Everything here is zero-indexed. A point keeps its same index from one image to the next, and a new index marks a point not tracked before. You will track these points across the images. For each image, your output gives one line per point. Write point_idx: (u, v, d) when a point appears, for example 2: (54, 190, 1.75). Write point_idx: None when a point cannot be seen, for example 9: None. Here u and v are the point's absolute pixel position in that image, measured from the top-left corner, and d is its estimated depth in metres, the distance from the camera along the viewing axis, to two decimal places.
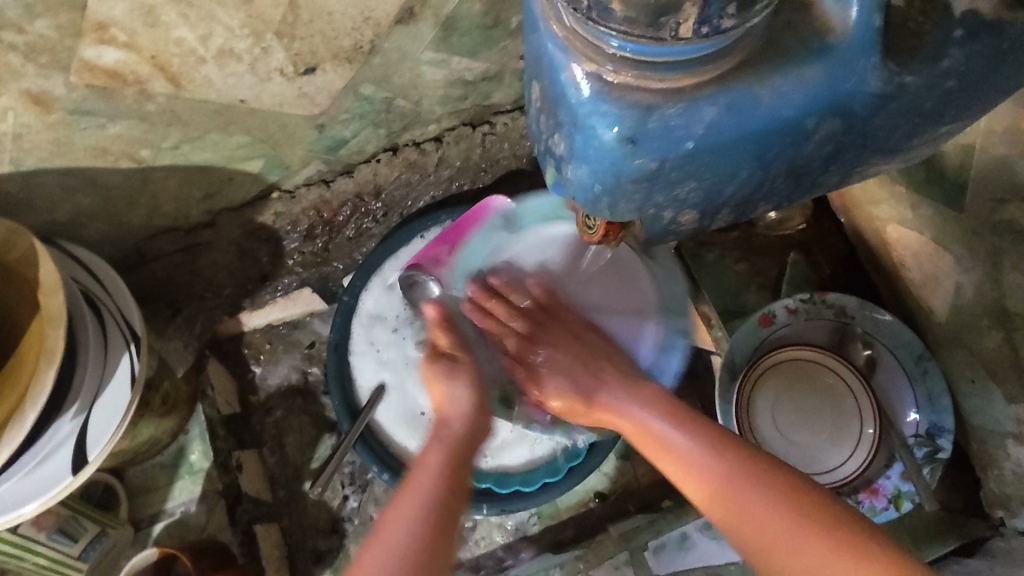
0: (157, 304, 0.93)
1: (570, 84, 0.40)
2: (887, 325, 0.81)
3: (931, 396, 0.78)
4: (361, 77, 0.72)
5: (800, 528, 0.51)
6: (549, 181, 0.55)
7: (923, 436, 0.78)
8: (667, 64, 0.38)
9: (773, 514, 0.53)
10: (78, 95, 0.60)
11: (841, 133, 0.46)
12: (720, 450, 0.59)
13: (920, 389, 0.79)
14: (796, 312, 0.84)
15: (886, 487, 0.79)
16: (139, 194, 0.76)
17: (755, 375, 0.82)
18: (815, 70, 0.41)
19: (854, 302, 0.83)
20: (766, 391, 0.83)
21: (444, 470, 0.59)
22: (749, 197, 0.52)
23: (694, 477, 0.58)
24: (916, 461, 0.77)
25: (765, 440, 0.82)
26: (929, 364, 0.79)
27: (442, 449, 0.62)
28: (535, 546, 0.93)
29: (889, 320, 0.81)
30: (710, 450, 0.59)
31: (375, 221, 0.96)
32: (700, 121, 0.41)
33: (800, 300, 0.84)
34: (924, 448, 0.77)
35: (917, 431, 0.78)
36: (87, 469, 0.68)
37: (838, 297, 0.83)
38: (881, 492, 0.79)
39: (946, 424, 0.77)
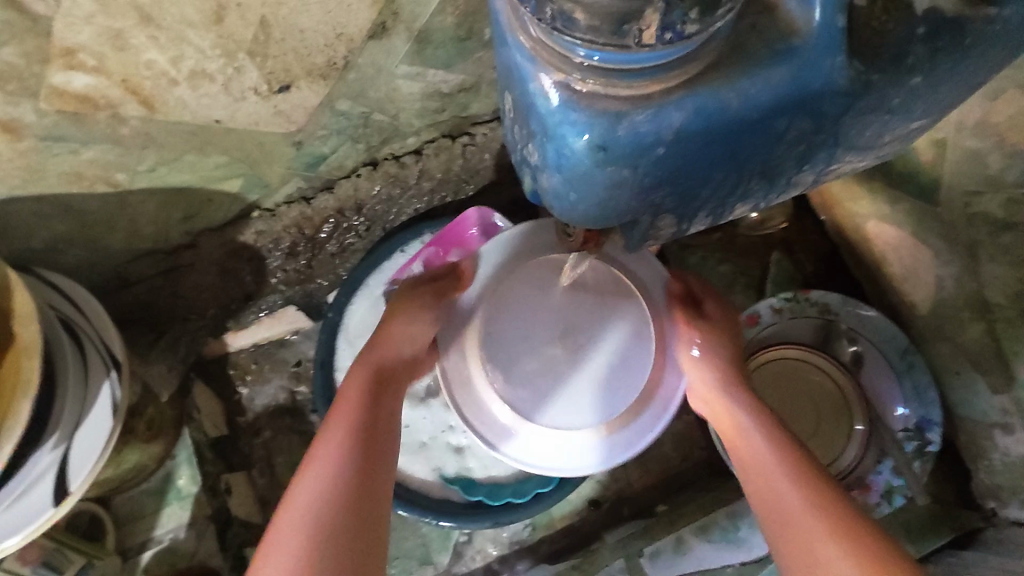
0: (140, 328, 0.92)
1: (538, 95, 0.40)
2: (870, 321, 0.82)
3: (917, 389, 0.78)
4: (336, 93, 0.72)
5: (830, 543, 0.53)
6: (526, 190, 0.55)
7: (913, 430, 0.78)
8: (633, 71, 0.38)
9: (822, 529, 0.54)
10: (48, 121, 0.60)
11: (812, 134, 0.46)
12: (789, 456, 0.62)
13: (907, 382, 0.79)
14: (780, 311, 0.84)
15: (880, 483, 0.79)
16: (117, 219, 0.76)
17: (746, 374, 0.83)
18: (781, 71, 0.41)
19: (837, 298, 0.83)
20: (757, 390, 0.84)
21: (350, 439, 0.60)
22: (724, 200, 0.53)
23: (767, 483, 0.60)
24: (907, 455, 0.78)
25: None
26: (914, 357, 0.79)
27: (347, 418, 0.63)
28: (531, 557, 0.92)
29: (874, 315, 0.81)
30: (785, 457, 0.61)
31: (358, 236, 0.97)
32: (669, 127, 0.41)
33: (783, 299, 0.84)
34: (914, 442, 0.78)
35: (907, 425, 0.78)
36: (69, 501, 0.67)
37: (820, 295, 0.83)
38: (875, 488, 0.79)
39: (935, 416, 0.77)
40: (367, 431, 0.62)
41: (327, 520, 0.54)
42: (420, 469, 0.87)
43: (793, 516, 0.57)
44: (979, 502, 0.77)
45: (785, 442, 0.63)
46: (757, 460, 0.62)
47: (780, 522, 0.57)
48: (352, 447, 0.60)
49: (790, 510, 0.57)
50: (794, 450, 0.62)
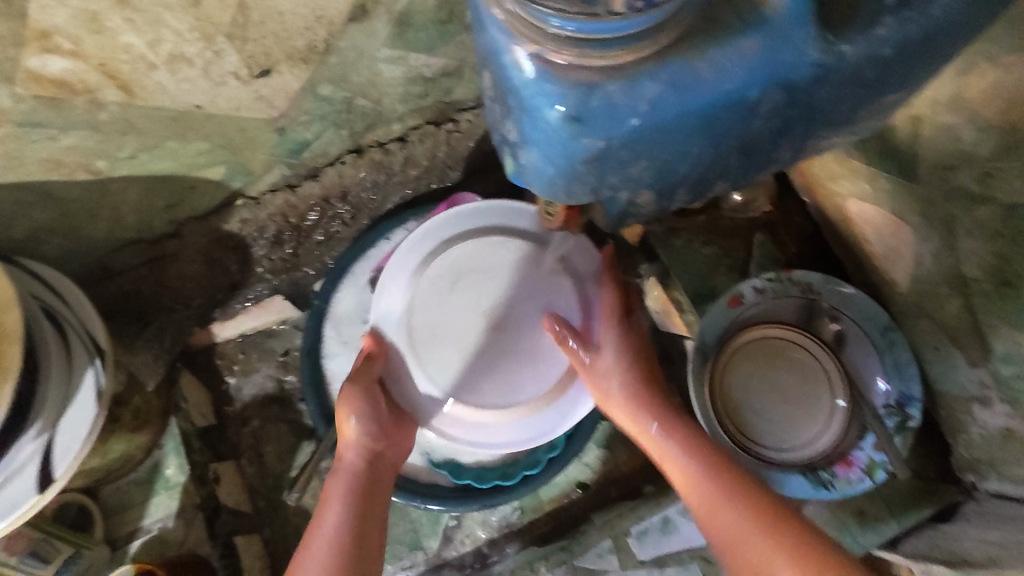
0: (125, 318, 0.90)
1: (513, 67, 0.40)
2: (853, 298, 0.83)
3: (898, 366, 0.80)
4: (318, 78, 0.72)
5: (760, 537, 0.63)
6: (508, 170, 0.56)
7: (894, 406, 0.79)
8: (605, 41, 0.38)
9: (759, 532, 0.64)
10: (25, 106, 0.59)
11: (786, 106, 0.47)
12: (712, 469, 0.70)
13: (888, 359, 0.81)
14: (763, 292, 0.85)
15: (860, 459, 0.79)
16: (99, 207, 0.76)
17: (728, 354, 0.84)
18: (752, 42, 0.41)
19: (819, 278, 0.85)
20: (740, 371, 0.84)
21: (351, 498, 0.72)
22: (702, 175, 0.53)
23: (700, 493, 0.69)
24: (888, 431, 0.79)
25: (745, 425, 0.82)
26: (894, 335, 0.81)
27: (345, 481, 0.74)
28: (520, 541, 0.92)
29: (855, 293, 0.83)
30: (703, 468, 0.71)
31: (344, 224, 0.96)
32: (643, 98, 0.41)
33: (766, 279, 0.85)
34: (895, 417, 0.79)
35: (888, 402, 0.80)
36: (53, 487, 0.66)
37: (803, 275, 0.85)
38: (855, 465, 0.79)
39: (915, 392, 0.79)
40: (366, 492, 0.74)
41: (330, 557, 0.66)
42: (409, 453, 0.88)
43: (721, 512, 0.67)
44: (959, 477, 0.80)
45: (696, 443, 0.74)
46: (690, 480, 0.71)
47: (721, 532, 0.66)
48: (353, 505, 0.72)
49: (726, 517, 0.66)
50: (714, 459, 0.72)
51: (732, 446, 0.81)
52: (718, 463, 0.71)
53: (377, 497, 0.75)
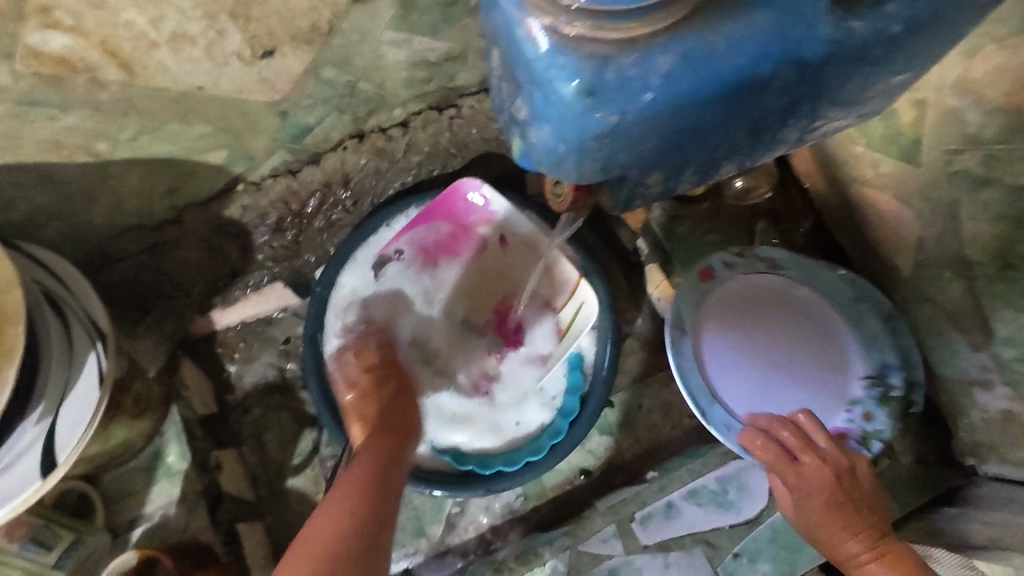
0: (127, 306, 0.91)
1: (526, 40, 0.40)
2: (838, 276, 0.84)
3: (886, 337, 0.81)
4: (321, 60, 0.72)
5: None
6: (516, 150, 0.57)
7: (877, 380, 0.80)
8: (618, 13, 0.37)
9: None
10: (25, 84, 0.58)
11: (795, 83, 0.47)
12: (849, 528, 0.68)
13: (876, 334, 0.81)
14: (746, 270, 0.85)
15: (854, 431, 0.79)
16: (99, 189, 0.75)
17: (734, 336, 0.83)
18: (765, 15, 0.41)
19: (786, 254, 0.85)
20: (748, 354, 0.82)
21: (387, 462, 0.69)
22: (709, 152, 0.53)
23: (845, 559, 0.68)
24: (877, 404, 0.80)
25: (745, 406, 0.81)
26: (898, 321, 0.80)
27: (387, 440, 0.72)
28: (523, 527, 0.92)
29: (843, 272, 0.83)
30: (846, 531, 0.68)
31: (346, 211, 0.96)
32: (657, 71, 0.41)
33: (745, 257, 0.85)
34: (881, 392, 0.80)
35: (871, 375, 0.81)
36: (57, 473, 0.65)
37: (767, 251, 0.85)
38: (850, 436, 0.79)
39: (919, 377, 0.78)
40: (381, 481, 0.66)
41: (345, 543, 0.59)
42: None
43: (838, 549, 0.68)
44: (962, 462, 0.81)
45: (833, 508, 0.69)
46: (836, 546, 0.68)
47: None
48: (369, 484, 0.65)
49: None
50: (844, 512, 0.68)
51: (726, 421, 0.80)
52: (830, 504, 0.69)
53: (393, 470, 0.69)
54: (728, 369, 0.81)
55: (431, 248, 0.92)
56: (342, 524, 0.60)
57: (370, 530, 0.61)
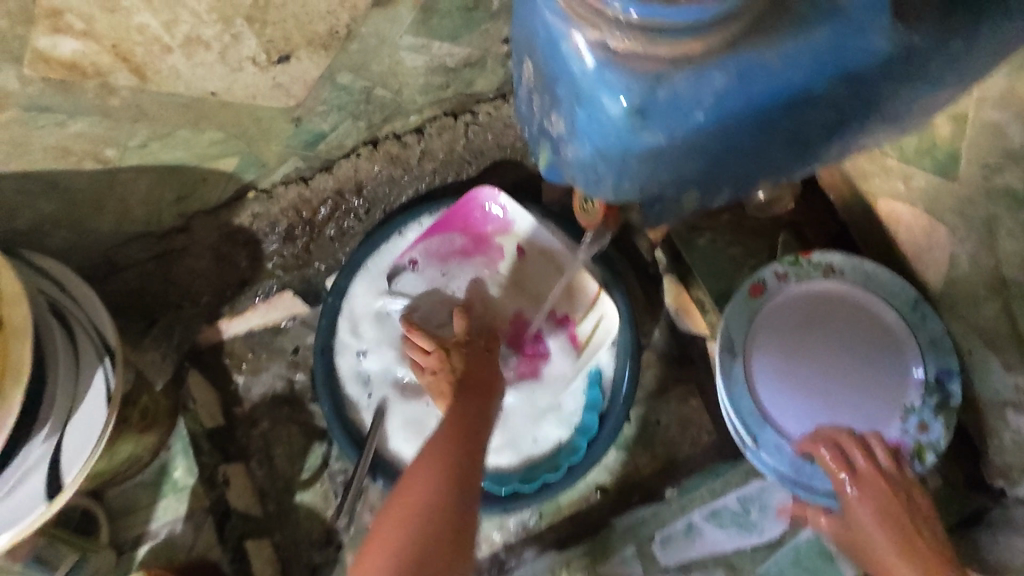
0: (132, 316, 0.89)
1: (573, 56, 0.40)
2: (881, 275, 0.79)
3: (933, 340, 0.76)
4: (337, 65, 0.69)
5: None
6: (545, 161, 0.57)
7: (934, 386, 0.75)
8: (674, 30, 0.37)
9: None
10: (33, 89, 0.56)
11: (848, 102, 0.45)
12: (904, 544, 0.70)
13: (923, 335, 0.76)
14: (786, 277, 0.81)
15: (907, 445, 0.75)
16: (107, 197, 0.72)
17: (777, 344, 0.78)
18: (824, 32, 0.40)
19: (840, 257, 0.80)
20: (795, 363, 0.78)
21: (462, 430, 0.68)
22: (750, 172, 0.52)
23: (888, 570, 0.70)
24: (931, 411, 0.75)
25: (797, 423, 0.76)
26: (925, 307, 0.76)
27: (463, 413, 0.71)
28: (538, 546, 0.90)
29: (879, 268, 0.78)
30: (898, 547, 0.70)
31: (358, 220, 0.94)
32: (709, 90, 0.40)
33: (787, 264, 0.81)
34: (936, 397, 0.75)
35: (928, 381, 0.76)
36: (61, 496, 0.64)
37: (822, 256, 0.80)
38: (904, 451, 0.75)
39: (953, 367, 0.75)
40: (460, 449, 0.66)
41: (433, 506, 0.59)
42: None
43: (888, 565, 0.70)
44: (987, 482, 0.77)
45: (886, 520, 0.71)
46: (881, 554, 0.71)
47: None
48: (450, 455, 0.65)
49: None
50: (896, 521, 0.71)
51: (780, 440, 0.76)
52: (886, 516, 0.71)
53: (476, 436, 0.68)
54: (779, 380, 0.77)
55: (446, 258, 0.89)
56: (427, 494, 0.60)
57: (455, 499, 0.60)
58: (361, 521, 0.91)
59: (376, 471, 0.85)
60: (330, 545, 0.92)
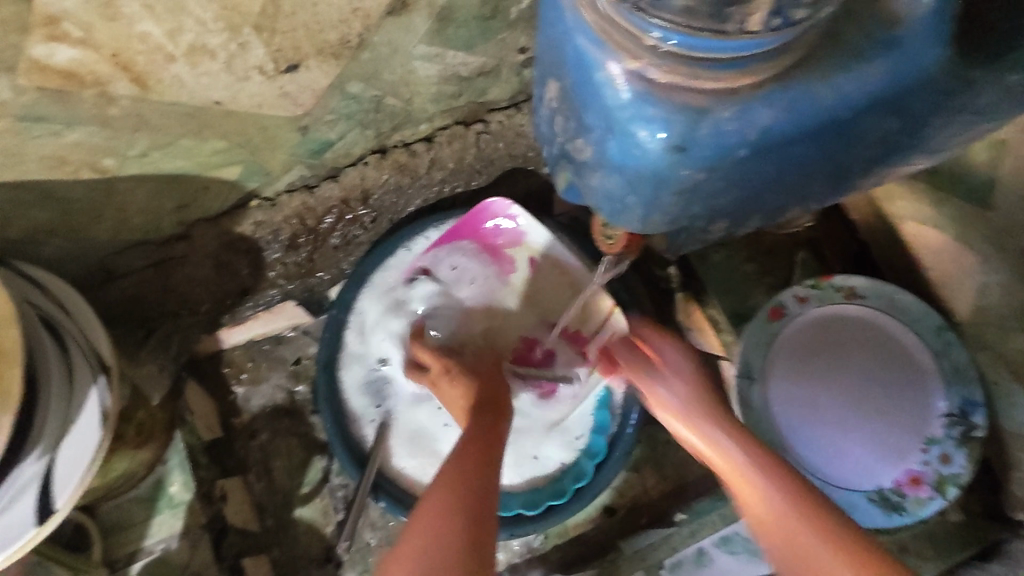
0: (130, 326, 0.85)
1: (607, 85, 0.37)
2: (904, 302, 0.76)
3: (957, 369, 0.74)
4: (348, 74, 0.66)
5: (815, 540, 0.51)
6: (564, 182, 0.54)
7: (956, 415, 0.73)
8: (721, 62, 0.34)
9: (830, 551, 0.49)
10: (28, 99, 0.53)
11: (894, 132, 0.43)
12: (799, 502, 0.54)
13: (946, 362, 0.74)
14: (807, 300, 0.79)
15: (928, 475, 0.72)
16: (105, 206, 0.69)
17: (795, 372, 0.76)
18: (880, 66, 0.37)
19: (863, 281, 0.78)
20: (817, 391, 0.75)
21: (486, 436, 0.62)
22: (784, 201, 0.49)
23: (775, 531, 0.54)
24: (952, 441, 0.73)
25: (817, 453, 0.74)
26: (949, 335, 0.74)
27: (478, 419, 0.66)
28: (543, 568, 0.88)
29: (905, 297, 0.76)
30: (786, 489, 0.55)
31: (364, 229, 0.91)
32: (755, 125, 0.37)
33: (808, 286, 0.79)
34: (957, 427, 0.73)
35: (950, 410, 0.73)
36: (53, 519, 0.60)
37: (845, 279, 0.78)
38: (924, 481, 0.72)
39: (978, 398, 0.73)
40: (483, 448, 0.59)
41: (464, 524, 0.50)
42: (430, 473, 0.84)
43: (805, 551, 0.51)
44: (1008, 513, 0.74)
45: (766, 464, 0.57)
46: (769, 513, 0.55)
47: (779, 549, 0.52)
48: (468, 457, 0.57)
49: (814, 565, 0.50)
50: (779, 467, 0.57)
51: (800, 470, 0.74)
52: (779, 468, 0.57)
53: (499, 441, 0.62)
54: (798, 409, 0.75)
55: (456, 272, 0.87)
56: (450, 501, 0.52)
57: (485, 504, 0.52)
58: (362, 538, 0.90)
59: (377, 492, 0.82)
60: (329, 562, 0.90)
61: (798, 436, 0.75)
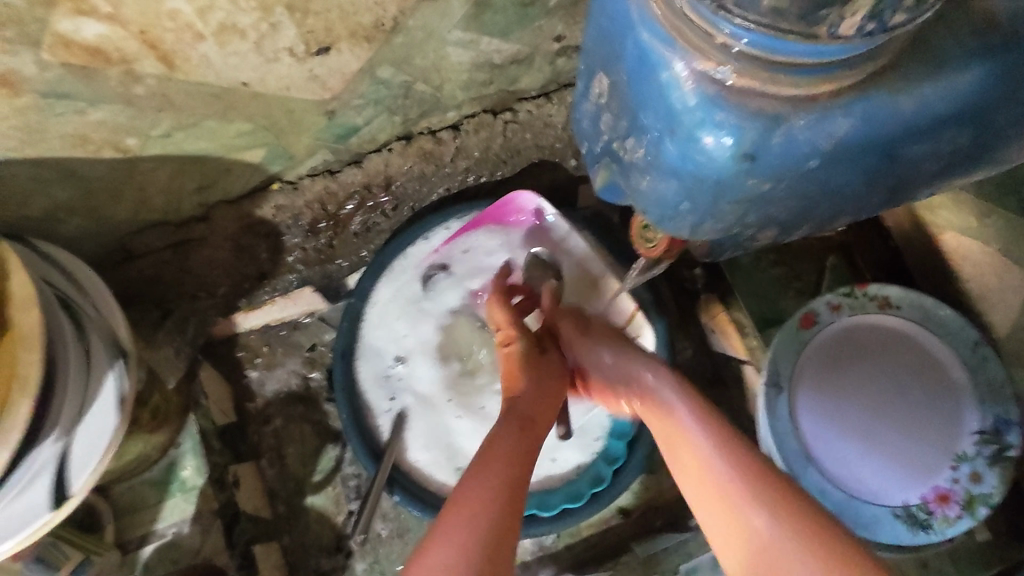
0: (145, 306, 0.84)
1: (672, 86, 0.35)
2: (946, 319, 0.73)
3: (992, 386, 0.72)
4: (379, 59, 0.64)
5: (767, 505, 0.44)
6: (603, 181, 0.52)
7: (989, 433, 0.71)
8: (805, 68, 0.32)
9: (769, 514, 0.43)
10: (52, 75, 0.51)
11: (967, 146, 0.40)
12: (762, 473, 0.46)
13: (980, 379, 0.72)
14: (839, 308, 0.76)
15: (956, 493, 0.71)
16: (126, 186, 0.68)
17: (824, 381, 0.75)
18: (968, 76, 0.35)
19: (897, 291, 0.75)
20: (845, 402, 0.74)
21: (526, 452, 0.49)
22: (839, 212, 0.47)
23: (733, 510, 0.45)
24: (983, 460, 0.71)
25: (842, 467, 0.73)
26: (987, 350, 0.72)
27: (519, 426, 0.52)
28: (555, 566, 0.87)
29: (949, 313, 0.73)
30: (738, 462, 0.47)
31: (385, 216, 0.89)
32: (830, 135, 0.35)
33: (842, 294, 0.76)
34: (990, 446, 0.71)
35: (983, 428, 0.71)
36: (69, 503, 0.60)
37: (878, 288, 0.76)
38: (952, 499, 0.71)
39: (1012, 417, 0.71)
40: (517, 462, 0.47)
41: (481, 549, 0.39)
42: (443, 468, 0.83)
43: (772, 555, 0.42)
44: None
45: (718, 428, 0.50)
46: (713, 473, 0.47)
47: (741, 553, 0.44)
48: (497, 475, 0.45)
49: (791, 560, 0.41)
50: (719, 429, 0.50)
51: (823, 482, 0.72)
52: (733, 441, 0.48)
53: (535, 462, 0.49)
54: (825, 421, 0.73)
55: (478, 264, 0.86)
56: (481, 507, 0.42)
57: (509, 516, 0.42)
58: (374, 528, 0.89)
59: (392, 486, 0.81)
60: (340, 551, 0.89)
61: (824, 448, 0.73)
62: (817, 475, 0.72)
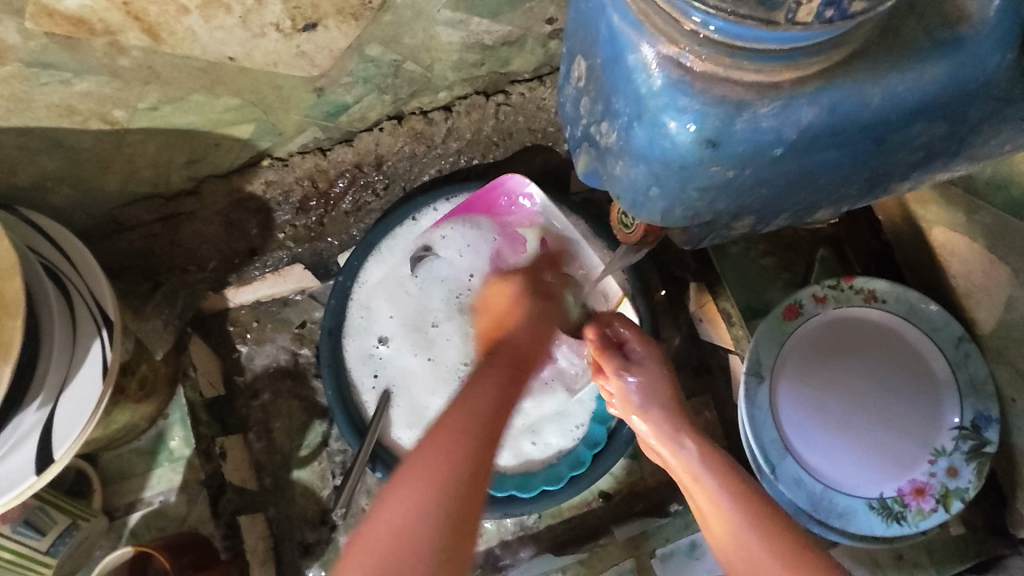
0: (134, 278, 0.85)
1: (638, 70, 0.35)
2: (930, 314, 0.74)
3: (974, 382, 0.72)
4: (368, 37, 0.64)
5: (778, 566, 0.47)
6: (582, 165, 0.52)
7: (968, 429, 0.72)
8: (767, 53, 0.32)
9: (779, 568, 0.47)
10: (36, 44, 0.51)
11: (940, 140, 0.41)
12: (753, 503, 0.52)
13: (964, 374, 0.73)
14: (825, 300, 0.76)
15: (932, 487, 0.72)
16: (114, 158, 0.68)
17: (807, 372, 0.75)
18: (939, 67, 0.35)
19: (885, 285, 0.76)
20: (827, 394, 0.74)
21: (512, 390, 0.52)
22: (816, 202, 0.47)
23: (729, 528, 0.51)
24: (960, 454, 0.72)
25: (818, 456, 0.73)
26: (970, 346, 0.72)
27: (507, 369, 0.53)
28: (535, 546, 0.88)
29: (938, 311, 0.73)
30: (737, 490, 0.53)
31: (375, 195, 0.89)
32: (796, 123, 0.35)
33: (828, 286, 0.77)
34: (969, 442, 0.71)
35: (962, 423, 0.72)
36: (52, 469, 0.61)
37: (866, 281, 0.76)
38: (927, 492, 0.72)
39: (994, 413, 0.71)
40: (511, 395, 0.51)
41: (458, 498, 0.42)
42: None
43: (749, 559, 0.49)
44: (1009, 530, 0.74)
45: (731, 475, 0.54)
46: (712, 501, 0.53)
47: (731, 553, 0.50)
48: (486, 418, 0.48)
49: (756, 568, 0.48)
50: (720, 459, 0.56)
51: (800, 469, 0.73)
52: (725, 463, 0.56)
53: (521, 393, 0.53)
54: (805, 410, 0.74)
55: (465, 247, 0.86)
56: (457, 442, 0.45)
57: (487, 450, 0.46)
58: (357, 504, 0.91)
59: (376, 462, 0.82)
60: (324, 524, 0.90)
61: (801, 437, 0.74)
62: (794, 463, 0.73)
